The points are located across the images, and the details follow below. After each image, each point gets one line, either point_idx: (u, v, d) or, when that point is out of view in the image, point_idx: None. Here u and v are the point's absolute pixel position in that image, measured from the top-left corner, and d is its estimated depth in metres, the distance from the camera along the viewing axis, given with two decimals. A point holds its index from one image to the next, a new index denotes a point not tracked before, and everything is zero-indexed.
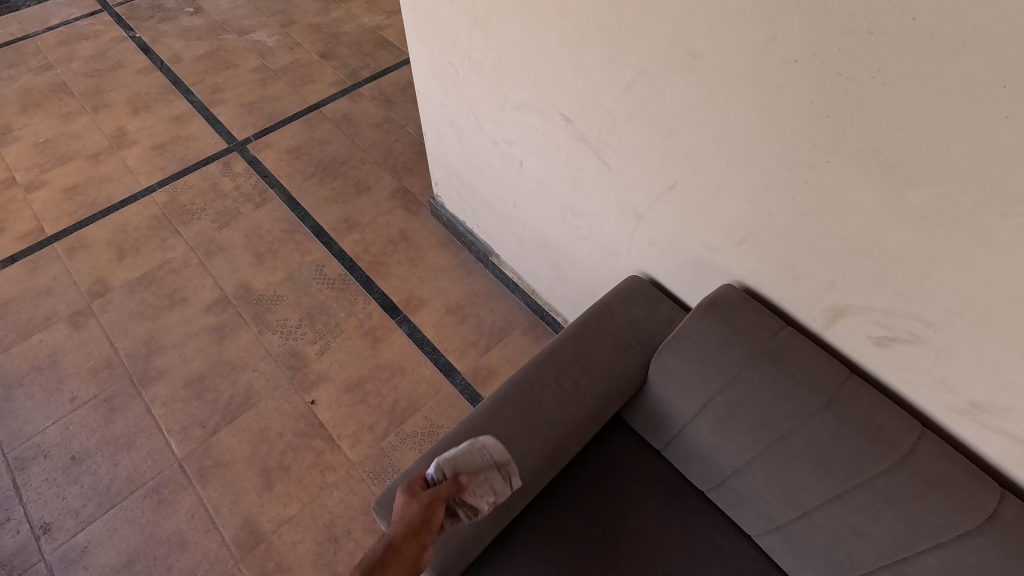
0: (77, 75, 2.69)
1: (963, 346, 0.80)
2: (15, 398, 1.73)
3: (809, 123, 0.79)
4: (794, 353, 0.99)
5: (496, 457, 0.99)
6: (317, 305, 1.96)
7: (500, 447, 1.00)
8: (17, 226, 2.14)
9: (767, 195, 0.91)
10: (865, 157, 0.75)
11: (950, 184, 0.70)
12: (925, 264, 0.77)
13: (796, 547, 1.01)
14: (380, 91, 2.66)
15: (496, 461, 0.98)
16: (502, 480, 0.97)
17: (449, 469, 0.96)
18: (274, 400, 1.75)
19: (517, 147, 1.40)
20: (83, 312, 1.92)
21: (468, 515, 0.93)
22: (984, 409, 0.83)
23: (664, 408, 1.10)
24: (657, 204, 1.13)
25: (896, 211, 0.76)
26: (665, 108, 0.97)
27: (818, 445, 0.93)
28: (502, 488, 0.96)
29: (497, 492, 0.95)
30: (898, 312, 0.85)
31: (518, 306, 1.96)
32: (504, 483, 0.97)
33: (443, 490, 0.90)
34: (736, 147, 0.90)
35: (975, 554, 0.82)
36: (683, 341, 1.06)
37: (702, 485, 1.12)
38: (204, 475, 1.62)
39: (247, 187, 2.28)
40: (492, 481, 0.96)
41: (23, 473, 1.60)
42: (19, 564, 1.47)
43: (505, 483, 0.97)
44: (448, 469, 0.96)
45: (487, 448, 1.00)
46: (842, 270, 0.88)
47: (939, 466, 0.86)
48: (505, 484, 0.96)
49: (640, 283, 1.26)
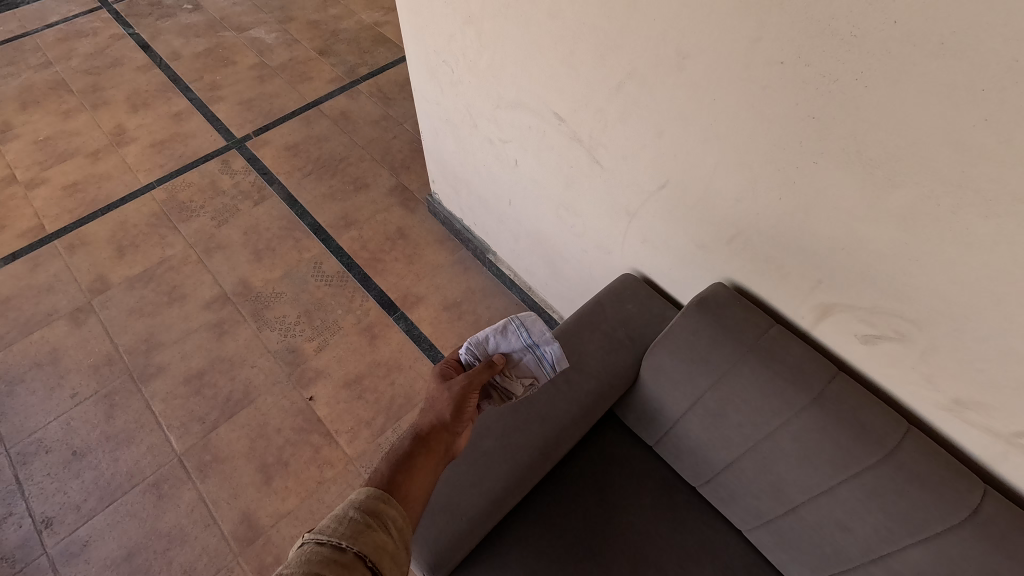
0: (76, 73, 2.70)
1: (947, 344, 0.81)
2: (16, 394, 1.75)
3: (796, 124, 0.79)
4: (782, 350, 0.99)
5: (534, 338, 1.07)
6: (315, 302, 1.97)
7: (541, 327, 1.08)
8: (17, 224, 2.15)
9: (755, 194, 0.92)
10: (850, 157, 0.76)
11: (931, 185, 0.70)
12: (908, 263, 0.78)
13: (785, 541, 1.02)
14: (378, 88, 2.66)
15: (533, 342, 1.07)
16: (535, 360, 1.08)
17: (481, 352, 1.05)
18: (272, 396, 1.77)
19: (512, 146, 1.41)
20: (83, 309, 1.94)
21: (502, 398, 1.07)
22: (967, 406, 0.84)
23: (655, 404, 1.11)
24: (649, 202, 1.14)
25: (880, 211, 0.77)
26: (656, 108, 0.97)
27: (805, 441, 0.94)
28: (539, 366, 1.08)
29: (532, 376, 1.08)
30: (883, 311, 0.86)
31: (515, 303, 1.97)
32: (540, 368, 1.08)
33: (478, 373, 1.01)
34: (725, 147, 0.91)
35: (957, 547, 0.83)
36: (673, 338, 1.07)
37: (693, 480, 1.13)
38: (204, 470, 1.64)
39: (246, 185, 2.29)
40: (526, 364, 1.07)
41: (25, 468, 1.63)
42: (22, 558, 1.49)
43: (541, 362, 1.08)
44: (482, 351, 1.05)
45: (524, 326, 1.07)
46: (829, 269, 0.89)
47: (923, 462, 0.87)
48: (540, 364, 1.08)
49: (632, 280, 1.27)
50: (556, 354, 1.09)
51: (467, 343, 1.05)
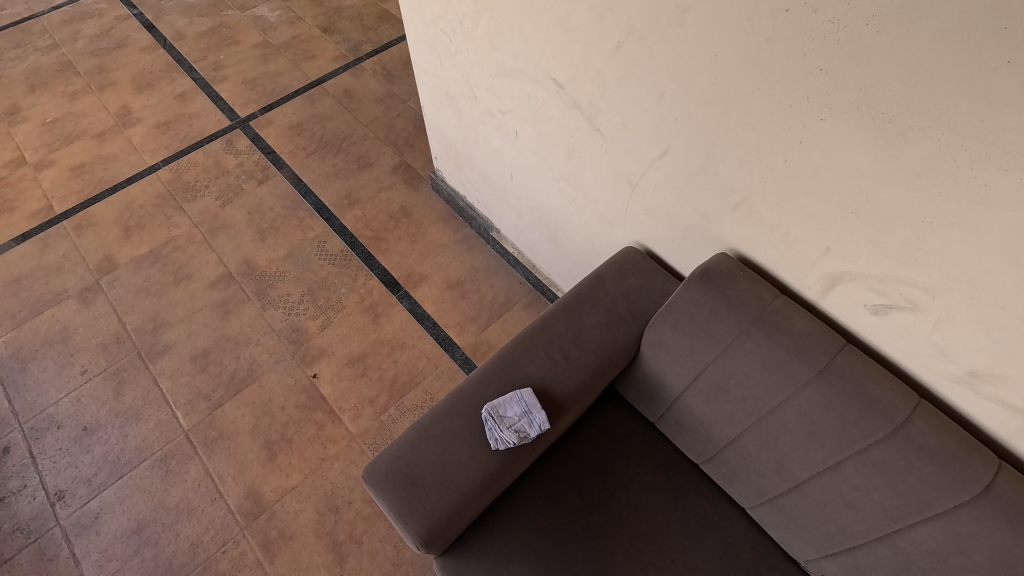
0: (82, 54, 2.70)
1: (962, 312, 0.76)
2: (29, 371, 1.78)
3: (802, 77, 0.75)
4: (787, 322, 0.95)
5: (529, 403, 1.03)
6: (319, 281, 1.97)
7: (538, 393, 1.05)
8: (27, 205, 2.17)
9: (760, 157, 0.87)
10: (860, 112, 0.72)
11: (949, 138, 0.65)
12: (922, 226, 0.74)
13: (789, 519, 0.99)
14: (382, 66, 2.62)
15: (528, 407, 1.03)
16: (528, 426, 1.01)
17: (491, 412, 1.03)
18: (276, 374, 1.77)
19: (512, 116, 1.37)
20: (91, 288, 1.96)
21: (492, 440, 1.00)
22: (983, 378, 0.80)
23: (656, 380, 1.08)
24: (651, 171, 1.09)
25: (893, 170, 0.73)
26: (656, 69, 0.93)
27: (809, 416, 0.91)
28: (530, 434, 1.01)
29: (523, 433, 1.00)
30: (894, 278, 0.81)
31: (519, 281, 1.94)
32: (531, 429, 1.01)
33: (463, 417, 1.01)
34: (729, 108, 0.87)
35: (968, 525, 0.80)
36: (674, 311, 1.04)
37: (696, 458, 1.11)
38: (210, 446, 1.65)
39: (250, 164, 2.28)
40: (518, 429, 1.01)
41: (38, 442, 1.66)
42: (37, 529, 1.53)
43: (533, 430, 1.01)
44: (491, 412, 1.03)
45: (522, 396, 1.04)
46: (838, 235, 0.85)
47: (934, 437, 0.83)
48: (532, 431, 1.01)
49: (634, 254, 1.23)
50: (546, 419, 1.02)
51: (480, 408, 1.04)
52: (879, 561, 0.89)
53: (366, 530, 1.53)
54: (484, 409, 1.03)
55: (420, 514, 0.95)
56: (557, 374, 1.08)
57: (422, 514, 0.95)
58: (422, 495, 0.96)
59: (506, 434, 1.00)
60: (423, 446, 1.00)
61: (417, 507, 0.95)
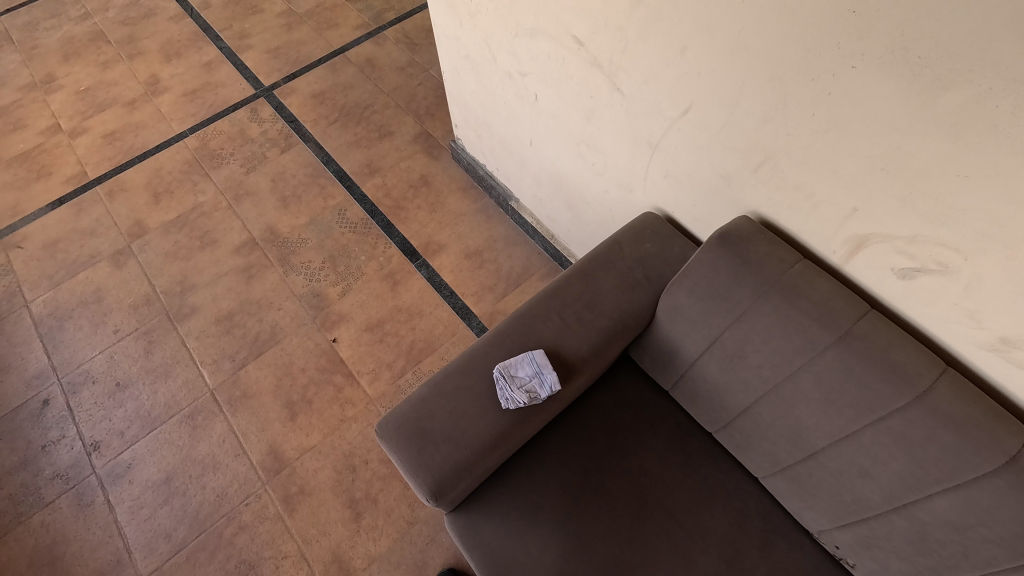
0: (113, 24, 2.74)
1: (996, 272, 0.72)
2: (66, 329, 1.86)
3: (833, 22, 0.71)
4: (807, 287, 0.92)
5: (541, 364, 1.03)
6: (339, 249, 1.99)
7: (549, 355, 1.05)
8: (62, 171, 2.24)
9: (786, 111, 0.84)
10: (893, 57, 0.68)
11: (989, 82, 0.61)
12: (957, 180, 0.70)
13: (803, 488, 0.98)
14: (404, 34, 2.60)
15: (539, 368, 1.03)
16: (539, 386, 1.01)
17: (504, 370, 1.03)
18: (298, 337, 1.82)
19: (531, 79, 1.34)
20: (123, 252, 2.02)
21: (501, 401, 1.01)
22: (1015, 345, 0.76)
23: (671, 346, 1.07)
24: (672, 130, 1.06)
25: (927, 120, 0.69)
26: (679, 19, 0.89)
27: (828, 384, 0.88)
28: (540, 395, 1.01)
29: (532, 395, 1.01)
30: (924, 239, 0.77)
31: (538, 252, 1.93)
32: (540, 391, 1.01)
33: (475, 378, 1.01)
34: (755, 57, 0.83)
35: (990, 496, 0.77)
36: (692, 275, 1.02)
37: (709, 426, 1.10)
38: (234, 405, 1.71)
39: (273, 133, 2.30)
40: (529, 389, 1.01)
41: (75, 396, 1.74)
42: (75, 476, 1.61)
43: (543, 392, 1.01)
44: (505, 370, 1.03)
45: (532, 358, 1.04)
46: (867, 193, 0.81)
47: (959, 407, 0.80)
48: (543, 392, 1.01)
49: (653, 219, 1.21)
50: (558, 380, 1.02)
51: (494, 367, 1.04)
52: (894, 532, 0.88)
53: (382, 490, 1.57)
54: (495, 368, 1.03)
55: (432, 468, 0.97)
56: (569, 335, 1.07)
57: (434, 467, 0.97)
58: (434, 450, 0.98)
59: (517, 394, 1.00)
60: (434, 403, 1.02)
61: (429, 460, 0.97)
